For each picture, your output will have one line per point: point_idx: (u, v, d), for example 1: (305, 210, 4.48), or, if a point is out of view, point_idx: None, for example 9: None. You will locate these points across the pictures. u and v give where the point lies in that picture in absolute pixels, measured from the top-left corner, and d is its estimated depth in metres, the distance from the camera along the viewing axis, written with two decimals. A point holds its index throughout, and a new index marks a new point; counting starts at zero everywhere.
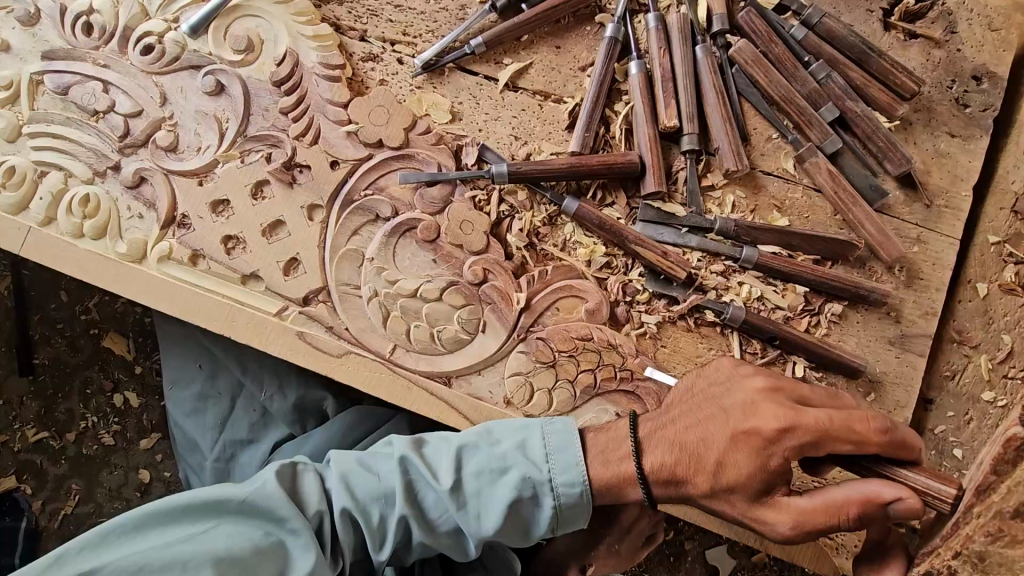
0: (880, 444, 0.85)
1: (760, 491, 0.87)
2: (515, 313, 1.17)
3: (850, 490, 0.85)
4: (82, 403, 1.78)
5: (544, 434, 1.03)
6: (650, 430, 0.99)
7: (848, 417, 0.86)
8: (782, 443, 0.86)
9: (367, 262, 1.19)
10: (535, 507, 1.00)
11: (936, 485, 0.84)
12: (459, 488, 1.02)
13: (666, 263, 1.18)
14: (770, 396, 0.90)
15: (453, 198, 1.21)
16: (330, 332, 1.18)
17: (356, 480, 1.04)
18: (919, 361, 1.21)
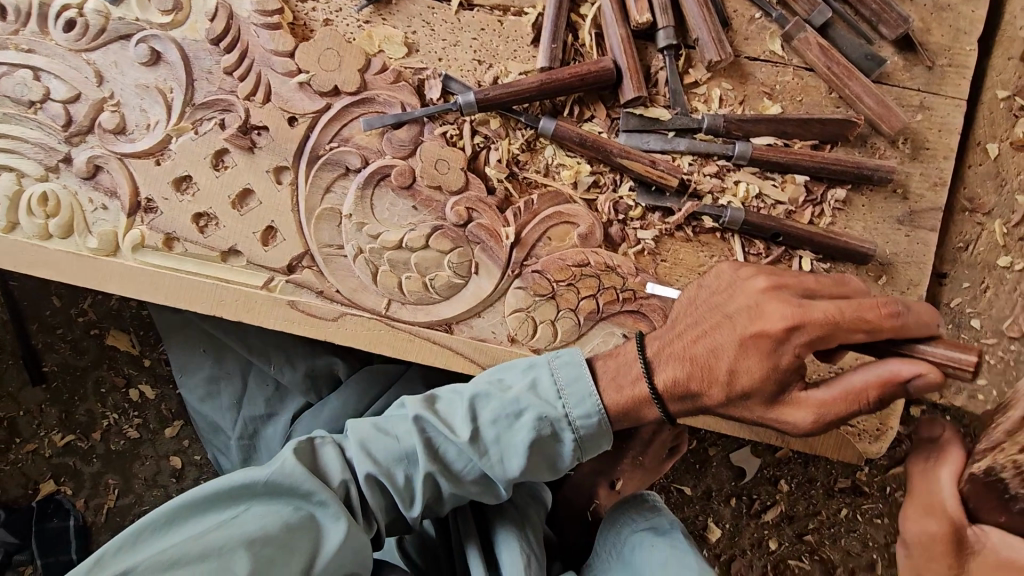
0: (894, 325, 0.82)
1: (778, 391, 0.87)
2: (507, 249, 1.13)
3: (868, 374, 0.84)
4: (100, 402, 1.80)
5: (553, 371, 1.01)
6: (658, 348, 0.96)
7: (857, 305, 0.83)
8: (790, 342, 0.84)
9: (346, 220, 1.14)
10: (557, 444, 0.99)
11: (956, 356, 0.82)
12: (477, 437, 1.01)
13: (655, 172, 1.12)
14: (774, 293, 0.88)
15: (423, 137, 1.14)
16: (321, 297, 1.14)
17: (375, 445, 1.05)
18: (931, 237, 1.16)
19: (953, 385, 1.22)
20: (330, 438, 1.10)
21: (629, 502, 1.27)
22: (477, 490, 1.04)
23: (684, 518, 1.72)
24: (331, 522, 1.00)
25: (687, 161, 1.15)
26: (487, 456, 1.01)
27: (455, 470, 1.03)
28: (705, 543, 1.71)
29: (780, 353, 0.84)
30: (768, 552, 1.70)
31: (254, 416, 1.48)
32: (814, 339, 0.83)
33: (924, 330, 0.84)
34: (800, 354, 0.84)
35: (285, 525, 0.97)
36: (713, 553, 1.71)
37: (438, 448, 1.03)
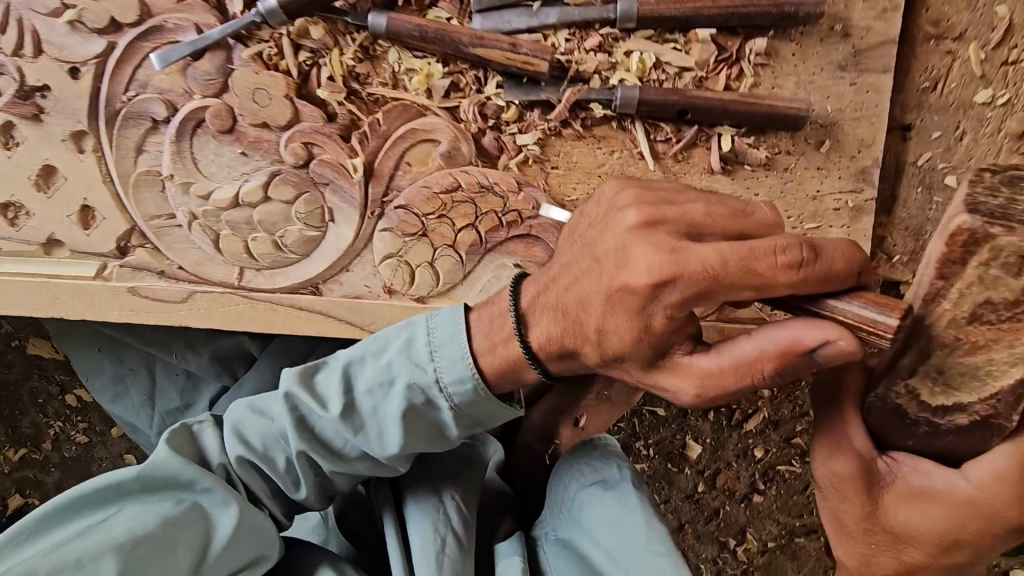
0: (794, 279, 0.63)
1: (653, 357, 0.72)
2: (360, 186, 0.94)
3: (763, 342, 0.67)
4: (40, 413, 1.72)
5: (429, 330, 0.87)
6: (532, 296, 0.82)
7: (752, 252, 0.64)
8: (660, 300, 0.68)
9: (168, 182, 0.96)
10: (437, 411, 0.87)
11: (880, 319, 0.62)
12: (353, 407, 0.87)
13: (519, 58, 0.89)
14: (645, 234, 0.70)
15: (232, 65, 0.92)
16: (164, 278, 0.98)
17: (250, 428, 0.91)
18: (884, 81, 0.91)
19: (926, 260, 1.02)
20: (210, 423, 0.96)
21: (578, 452, 1.08)
22: (365, 466, 0.91)
23: (662, 438, 1.53)
24: (221, 510, 0.88)
25: (563, 37, 0.91)
26: (366, 427, 0.88)
27: (336, 448, 0.89)
28: (686, 462, 1.53)
29: (655, 302, 0.68)
30: (754, 461, 1.50)
31: (169, 411, 1.39)
32: (690, 297, 0.67)
33: (841, 271, 0.64)
34: (673, 315, 0.68)
35: (165, 522, 0.84)
36: (697, 469, 1.54)
37: (314, 425, 0.88)
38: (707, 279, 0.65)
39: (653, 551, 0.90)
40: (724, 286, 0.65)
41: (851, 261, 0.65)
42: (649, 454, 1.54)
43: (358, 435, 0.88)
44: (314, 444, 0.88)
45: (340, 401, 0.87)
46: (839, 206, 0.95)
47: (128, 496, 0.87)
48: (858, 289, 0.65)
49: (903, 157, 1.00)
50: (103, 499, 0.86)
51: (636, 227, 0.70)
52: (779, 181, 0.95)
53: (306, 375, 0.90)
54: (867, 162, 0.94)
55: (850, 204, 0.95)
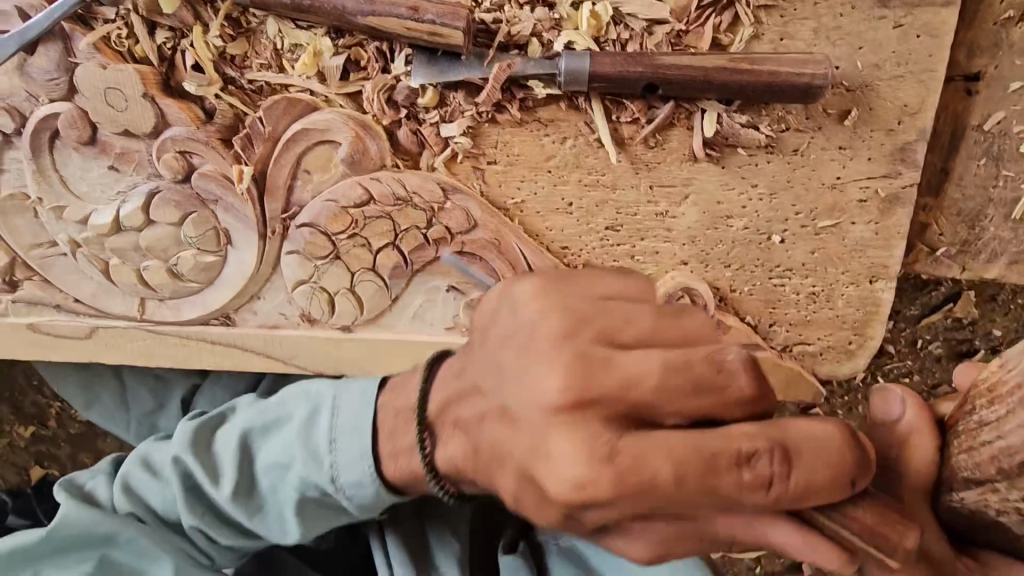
0: (715, 402, 0.45)
1: (565, 484, 0.49)
2: (252, 201, 0.77)
3: (716, 444, 0.45)
4: (40, 394, 1.73)
5: (336, 409, 0.69)
6: (445, 378, 0.61)
7: (673, 367, 0.46)
8: (562, 431, 0.46)
9: (39, 207, 0.81)
10: (335, 505, 0.70)
11: (846, 460, 0.43)
12: (249, 484, 0.72)
13: (425, 26, 0.66)
14: (561, 337, 0.49)
15: (74, 58, 0.72)
16: (63, 311, 0.87)
17: (148, 487, 0.79)
18: (944, 18, 0.64)
19: (982, 251, 0.78)
20: (106, 475, 0.85)
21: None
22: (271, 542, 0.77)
23: None
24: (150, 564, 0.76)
25: None
26: (265, 512, 0.72)
27: (236, 526, 0.75)
28: None
29: (569, 422, 0.47)
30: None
31: (147, 412, 1.31)
32: (600, 426, 0.46)
33: (818, 434, 0.44)
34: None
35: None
36: None
37: (207, 499, 0.74)
38: (620, 402, 0.46)
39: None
40: (647, 413, 0.45)
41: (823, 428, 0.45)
42: None
43: (255, 519, 0.72)
44: (207, 522, 0.74)
45: (234, 477, 0.72)
46: (866, 197, 0.72)
47: (47, 556, 0.78)
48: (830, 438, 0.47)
49: (964, 119, 0.73)
50: (25, 560, 0.79)
51: (544, 335, 0.49)
52: (785, 167, 0.72)
53: (204, 438, 0.76)
54: (911, 135, 0.69)
55: (880, 194, 0.72)
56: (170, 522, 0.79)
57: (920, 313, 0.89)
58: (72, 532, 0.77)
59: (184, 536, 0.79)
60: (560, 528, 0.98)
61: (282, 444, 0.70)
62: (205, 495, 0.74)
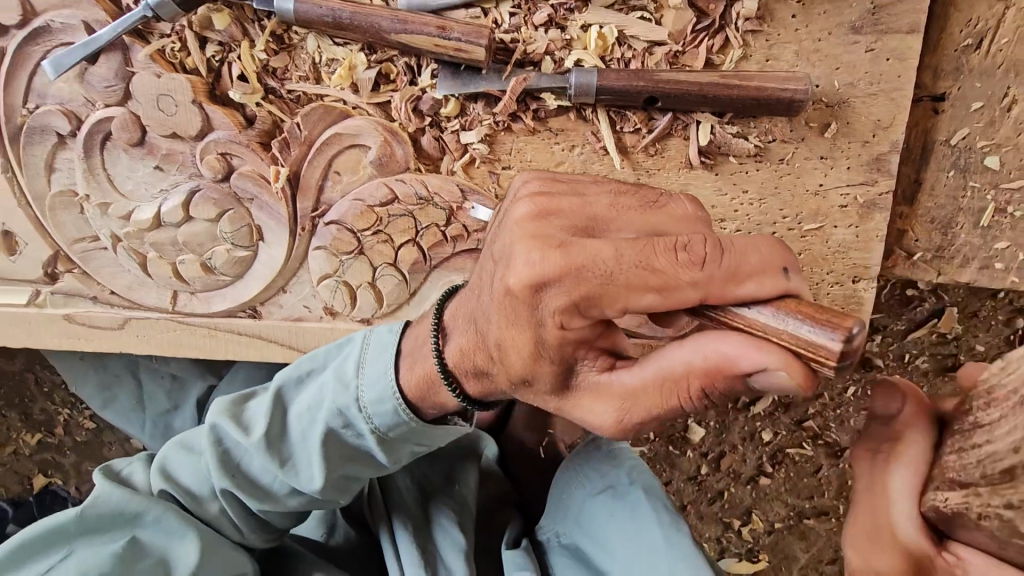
0: (694, 277, 0.46)
1: (562, 373, 0.54)
2: (285, 200, 0.83)
3: (692, 352, 0.47)
4: (50, 401, 1.76)
5: (359, 348, 0.77)
6: (456, 308, 0.68)
7: (647, 243, 0.47)
8: (545, 305, 0.51)
9: (86, 203, 0.87)
10: (360, 437, 0.75)
11: (819, 343, 0.42)
12: (280, 435, 0.79)
13: (451, 43, 0.74)
14: (538, 225, 0.52)
15: (133, 68, 0.81)
16: (98, 303, 0.93)
17: (182, 467, 0.90)
18: (910, 44, 0.73)
19: (956, 256, 0.85)
20: (138, 463, 0.95)
21: (587, 457, 1.03)
22: (299, 502, 0.82)
23: None
24: (178, 540, 0.86)
25: (507, 11, 0.75)
26: (295, 459, 0.78)
27: (265, 484, 0.81)
28: (687, 445, 1.26)
29: (540, 304, 0.51)
30: (762, 444, 1.23)
31: (161, 413, 1.36)
32: (576, 302, 0.49)
33: (756, 265, 0.46)
34: (567, 326, 0.51)
35: (113, 558, 0.83)
36: (700, 453, 1.26)
37: (239, 458, 0.81)
38: (597, 279, 0.48)
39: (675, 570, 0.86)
40: (621, 288, 0.47)
41: (778, 258, 0.47)
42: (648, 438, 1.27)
43: (286, 468, 0.78)
44: (239, 479, 0.80)
45: (265, 426, 0.78)
46: (847, 202, 0.79)
47: (81, 534, 0.85)
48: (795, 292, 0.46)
49: (932, 135, 0.82)
50: (57, 539, 0.85)
51: (523, 220, 0.53)
52: (772, 174, 0.79)
53: (236, 402, 0.83)
54: (884, 146, 0.77)
55: (859, 200, 0.79)
56: (199, 501, 0.89)
57: (905, 327, 0.96)
58: (108, 511, 0.85)
59: (215, 510, 0.88)
60: (561, 527, 1.03)
61: (310, 392, 0.78)
62: (236, 456, 0.81)
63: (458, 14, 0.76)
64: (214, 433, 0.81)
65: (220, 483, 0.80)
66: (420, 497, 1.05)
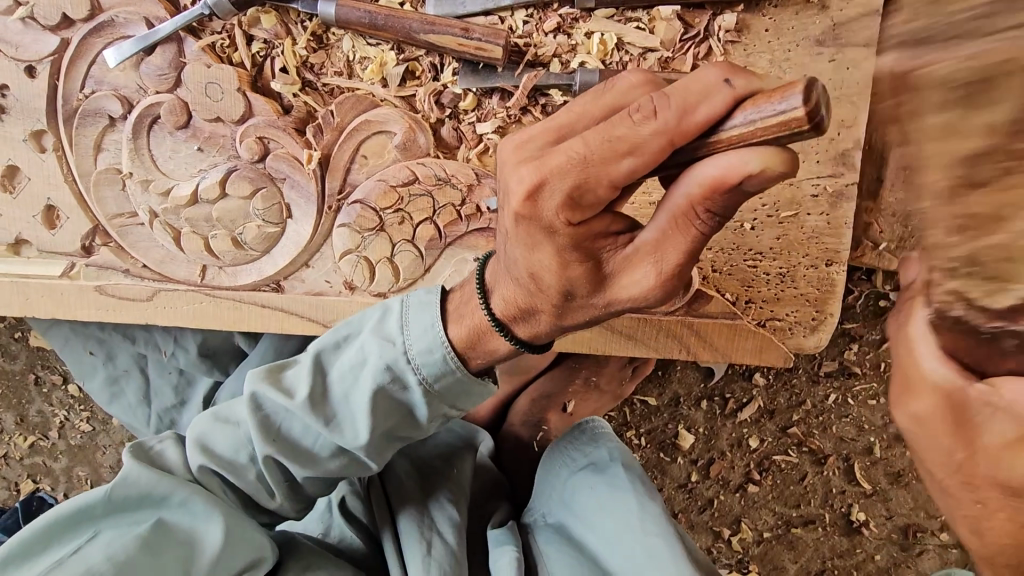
0: (654, 129, 0.51)
1: (594, 269, 0.62)
2: (315, 179, 0.92)
3: (688, 185, 0.52)
4: (37, 403, 1.60)
5: (402, 310, 0.79)
6: (495, 267, 0.74)
7: (608, 120, 0.54)
8: (548, 206, 0.58)
9: (128, 179, 0.95)
10: (405, 391, 0.78)
11: (784, 112, 0.45)
12: (323, 394, 0.80)
13: (471, 43, 0.85)
14: (525, 152, 0.60)
15: (185, 59, 0.90)
16: (130, 277, 0.99)
17: (214, 436, 0.84)
18: (866, 56, 0.85)
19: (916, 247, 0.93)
20: (172, 439, 0.87)
21: (572, 437, 1.03)
22: (339, 464, 0.83)
23: (650, 430, 1.30)
24: (203, 521, 0.78)
25: (521, 19, 0.87)
26: (339, 416, 0.80)
27: (305, 448, 0.81)
28: (678, 452, 1.30)
29: (546, 212, 0.58)
30: (750, 451, 1.27)
31: (166, 408, 1.35)
32: (574, 190, 0.56)
33: (699, 87, 0.50)
34: (572, 219, 0.58)
35: (140, 540, 0.74)
36: (690, 460, 1.30)
37: (277, 425, 0.80)
38: (576, 169, 0.55)
39: (645, 533, 0.84)
40: (597, 165, 0.54)
41: (717, 74, 0.50)
42: (638, 445, 1.31)
43: (331, 426, 0.80)
44: (280, 446, 0.80)
45: (308, 386, 0.79)
46: (818, 192, 0.89)
47: (103, 517, 0.76)
48: (746, 96, 0.49)
49: None
50: (73, 524, 0.75)
51: (507, 154, 0.61)
52: None
53: (272, 372, 0.83)
54: (848, 143, 0.88)
55: (829, 190, 0.89)
56: (236, 467, 0.83)
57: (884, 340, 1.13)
58: (136, 490, 0.77)
59: (252, 477, 0.83)
60: (549, 508, 1.00)
61: (355, 349, 0.80)
62: (276, 420, 0.80)
63: (478, 21, 0.87)
64: (252, 398, 0.80)
65: (263, 450, 0.80)
66: (416, 479, 1.02)
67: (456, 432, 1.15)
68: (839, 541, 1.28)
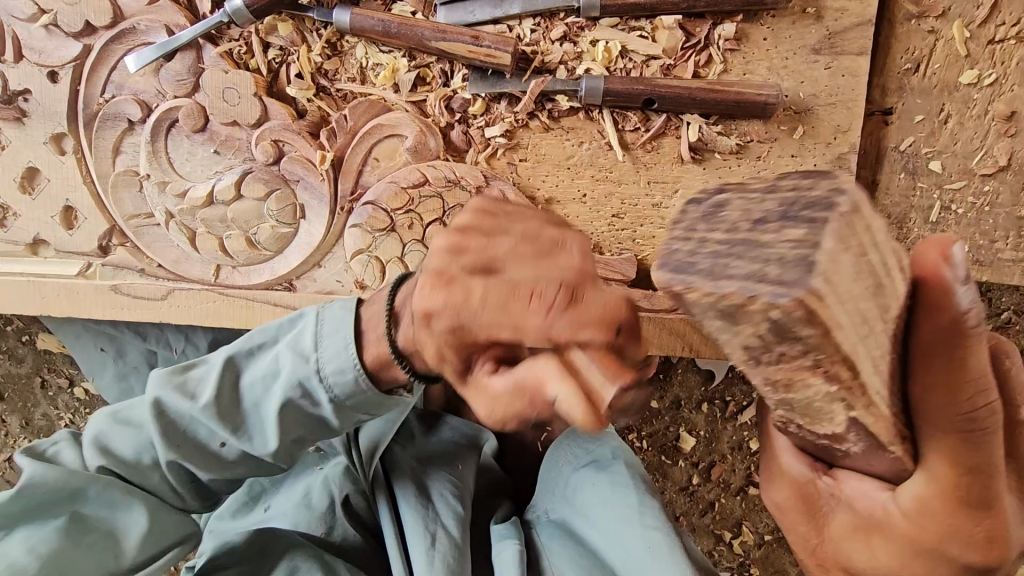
0: (584, 246, 0.57)
1: (465, 384, 0.61)
2: (329, 181, 0.95)
3: (527, 380, 0.52)
4: (45, 406, 1.60)
5: (317, 322, 0.76)
6: (407, 296, 0.70)
7: (531, 299, 0.52)
8: (432, 334, 0.56)
9: (145, 181, 0.98)
10: (315, 408, 0.75)
11: (602, 394, 0.47)
12: (227, 401, 0.77)
13: (481, 50, 0.88)
14: (448, 263, 0.57)
15: (203, 65, 0.93)
16: (145, 276, 1.02)
17: (114, 437, 0.80)
18: (860, 64, 0.88)
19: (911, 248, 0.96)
20: (66, 440, 0.84)
21: (575, 434, 1.05)
22: (245, 470, 0.80)
23: (651, 433, 1.32)
24: (121, 514, 0.79)
25: (528, 28, 0.90)
26: (247, 425, 0.77)
27: (211, 452, 0.78)
28: (679, 455, 1.32)
29: (432, 327, 0.57)
30: (750, 453, 1.29)
31: None
32: (450, 339, 0.56)
33: (590, 319, 0.51)
34: (443, 355, 0.57)
35: (61, 535, 0.76)
36: (690, 462, 1.32)
37: (178, 430, 0.77)
38: (467, 314, 0.54)
39: (646, 526, 0.86)
40: (548, 268, 0.58)
41: (614, 321, 0.51)
42: (640, 447, 1.33)
43: (238, 434, 0.77)
44: (185, 452, 0.77)
45: (212, 393, 0.76)
46: None
47: (16, 518, 0.76)
48: (614, 358, 0.51)
49: (884, 141, 0.94)
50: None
51: (439, 256, 0.58)
52: (752, 169, 0.92)
53: (178, 375, 0.80)
54: (845, 147, 0.91)
55: None
56: (139, 470, 0.80)
57: None
58: (45, 487, 0.77)
59: (157, 479, 0.80)
60: (551, 504, 1.01)
61: (267, 359, 0.77)
62: (181, 425, 0.77)
63: (488, 29, 0.90)
64: (155, 400, 0.77)
65: (167, 455, 0.77)
66: (421, 471, 1.04)
67: (461, 429, 1.14)
68: None
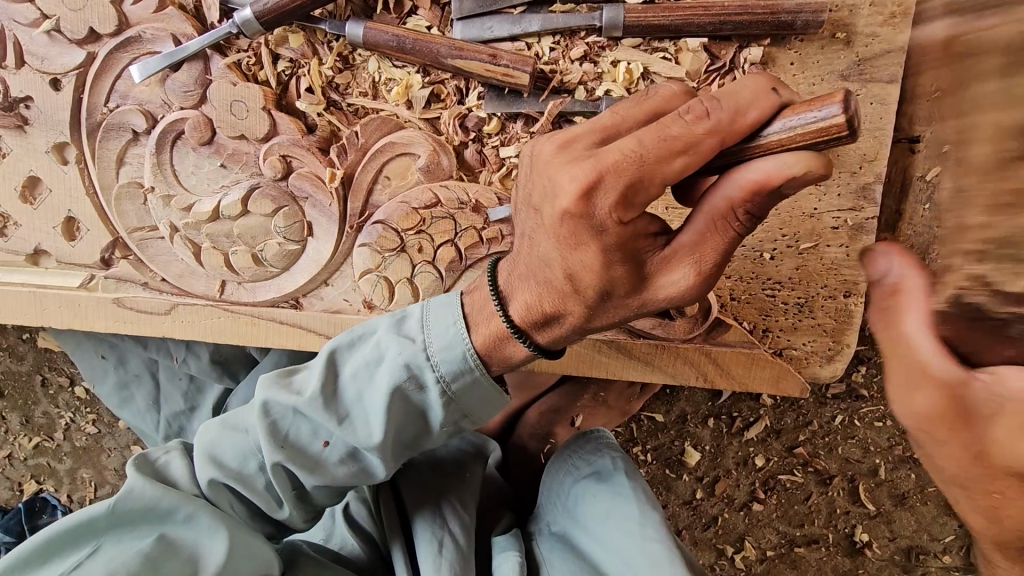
0: (709, 128, 0.55)
1: (636, 275, 0.63)
2: (338, 199, 0.93)
3: (732, 185, 0.56)
4: (47, 403, 1.58)
5: (421, 315, 0.77)
6: (509, 273, 0.74)
7: (658, 123, 0.56)
8: (599, 206, 0.59)
9: (150, 194, 0.96)
10: (421, 393, 0.76)
11: (826, 116, 0.51)
12: (333, 392, 0.78)
13: (499, 69, 0.85)
14: (568, 153, 0.62)
15: (211, 76, 0.90)
16: (149, 290, 1.00)
17: (224, 446, 0.81)
18: (890, 92, 0.85)
19: None
20: (177, 451, 0.85)
21: (575, 446, 1.02)
22: (348, 471, 0.80)
23: (657, 446, 1.30)
24: (208, 540, 0.76)
25: (547, 46, 0.87)
26: (352, 415, 0.78)
27: (315, 451, 0.79)
28: (684, 469, 1.30)
29: (593, 207, 0.59)
30: (756, 470, 1.27)
31: (175, 413, 1.34)
32: (625, 193, 0.58)
33: (748, 95, 0.55)
34: (624, 218, 0.59)
35: (143, 558, 0.72)
36: (695, 477, 1.30)
37: (287, 428, 0.78)
38: (633, 166, 0.56)
39: (645, 536, 0.83)
40: (653, 163, 0.56)
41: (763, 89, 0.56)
42: (645, 461, 1.31)
43: (344, 424, 0.77)
44: (288, 452, 0.78)
45: (318, 383, 0.77)
46: (838, 224, 0.89)
47: (107, 535, 0.73)
48: (785, 104, 0.55)
49: (910, 171, 0.91)
50: (78, 538, 0.73)
51: (552, 155, 0.63)
52: None
53: (280, 376, 0.82)
54: (870, 178, 0.87)
55: (850, 223, 0.89)
56: (245, 477, 0.80)
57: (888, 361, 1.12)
58: (141, 504, 0.75)
59: (262, 486, 0.81)
60: (553, 516, 1.00)
61: (370, 348, 0.78)
62: (286, 423, 0.78)
63: (505, 46, 0.87)
64: (263, 403, 0.78)
65: (273, 456, 0.78)
66: (428, 475, 1.01)
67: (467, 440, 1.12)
68: (841, 562, 1.28)
